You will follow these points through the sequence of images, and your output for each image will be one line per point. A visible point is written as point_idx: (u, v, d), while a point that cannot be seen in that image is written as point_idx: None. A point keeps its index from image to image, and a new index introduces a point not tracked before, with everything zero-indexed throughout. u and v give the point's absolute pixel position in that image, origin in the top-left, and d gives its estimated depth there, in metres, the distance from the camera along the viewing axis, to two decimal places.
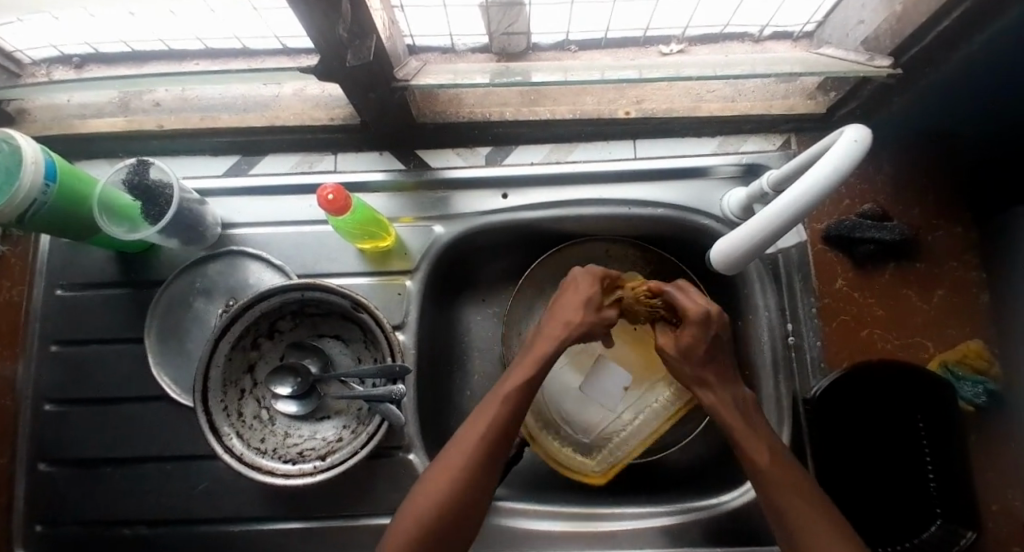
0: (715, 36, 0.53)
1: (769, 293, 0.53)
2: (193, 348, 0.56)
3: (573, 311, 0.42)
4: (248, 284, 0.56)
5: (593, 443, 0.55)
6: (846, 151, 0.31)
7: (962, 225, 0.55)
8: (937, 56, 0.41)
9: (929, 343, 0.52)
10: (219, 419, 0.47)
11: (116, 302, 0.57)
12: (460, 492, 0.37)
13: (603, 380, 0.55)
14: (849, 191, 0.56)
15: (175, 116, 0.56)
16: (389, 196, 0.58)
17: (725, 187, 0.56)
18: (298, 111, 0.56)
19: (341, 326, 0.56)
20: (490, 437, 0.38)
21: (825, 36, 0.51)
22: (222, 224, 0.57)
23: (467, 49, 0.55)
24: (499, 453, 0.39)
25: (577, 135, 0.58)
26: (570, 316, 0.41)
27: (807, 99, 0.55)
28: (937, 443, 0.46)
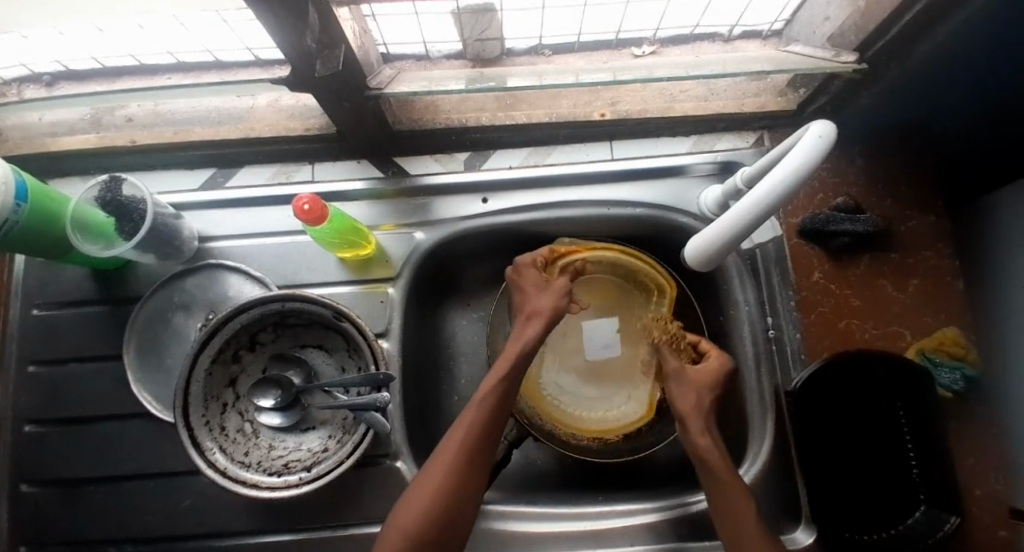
0: (685, 37, 0.53)
1: (748, 287, 0.53)
2: (173, 363, 0.55)
3: (547, 301, 0.48)
4: (228, 297, 0.55)
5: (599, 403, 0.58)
6: (810, 148, 0.32)
7: (935, 214, 0.56)
8: (900, 50, 0.42)
9: (906, 332, 0.53)
10: (201, 434, 0.46)
11: (94, 320, 0.56)
12: (448, 499, 0.38)
13: (592, 335, 0.60)
14: (822, 184, 0.56)
15: (149, 131, 0.56)
16: (368, 204, 0.57)
17: (702, 184, 0.56)
18: (274, 122, 0.56)
19: (323, 335, 0.56)
20: (472, 442, 0.40)
21: (793, 34, 0.52)
22: (200, 237, 0.56)
23: (442, 56, 0.55)
24: (485, 447, 0.41)
25: (554, 137, 0.59)
26: (536, 308, 0.48)
27: (777, 97, 0.56)
28: (917, 428, 0.46)
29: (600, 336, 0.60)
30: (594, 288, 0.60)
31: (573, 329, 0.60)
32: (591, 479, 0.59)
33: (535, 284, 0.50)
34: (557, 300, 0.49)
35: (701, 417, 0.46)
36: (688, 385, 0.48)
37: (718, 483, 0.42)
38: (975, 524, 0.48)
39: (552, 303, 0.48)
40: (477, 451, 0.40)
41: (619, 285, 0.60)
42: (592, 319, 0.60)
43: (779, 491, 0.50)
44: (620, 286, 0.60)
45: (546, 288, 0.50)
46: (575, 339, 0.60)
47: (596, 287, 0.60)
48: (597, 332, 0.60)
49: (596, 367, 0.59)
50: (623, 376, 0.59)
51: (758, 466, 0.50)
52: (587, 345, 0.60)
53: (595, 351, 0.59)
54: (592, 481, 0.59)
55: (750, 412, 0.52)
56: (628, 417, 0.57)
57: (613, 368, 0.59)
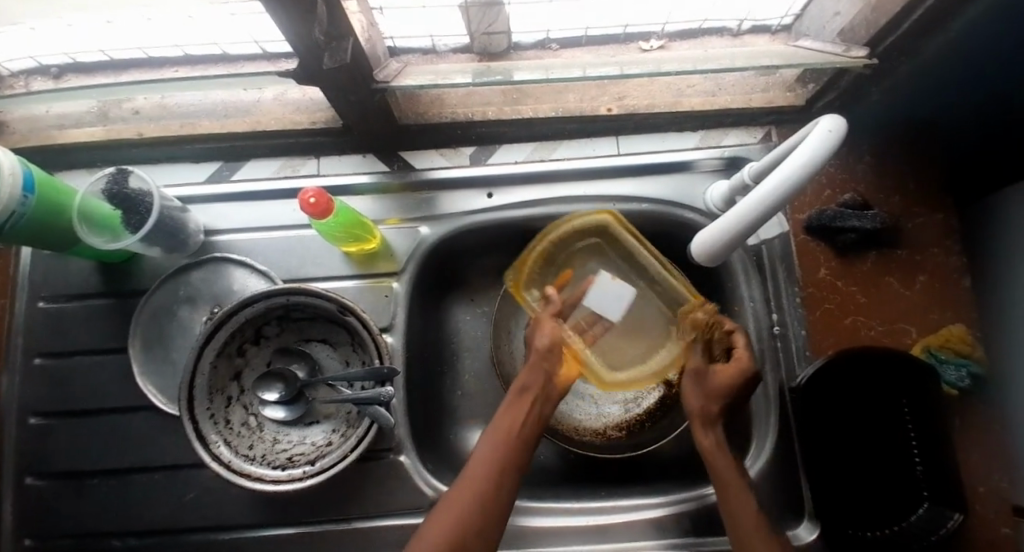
0: (693, 31, 0.53)
1: (754, 283, 0.53)
2: (178, 357, 0.55)
3: (544, 335, 0.49)
4: (232, 290, 0.55)
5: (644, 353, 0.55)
6: (822, 142, 0.32)
7: (943, 212, 0.55)
8: (909, 45, 0.42)
9: (911, 328, 0.53)
10: (206, 427, 0.47)
11: (99, 313, 0.56)
12: (461, 536, 0.37)
13: (600, 298, 0.55)
14: (828, 181, 0.56)
15: (155, 124, 0.56)
16: (373, 198, 0.57)
17: (709, 180, 0.56)
18: (279, 115, 0.56)
19: (328, 330, 0.56)
20: (486, 478, 0.40)
21: (801, 29, 0.52)
22: (205, 231, 0.57)
23: (448, 50, 0.55)
24: (509, 481, 0.41)
25: (560, 132, 0.58)
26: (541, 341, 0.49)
27: (785, 92, 0.56)
28: (921, 425, 0.46)
29: (605, 294, 0.55)
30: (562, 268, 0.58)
31: (587, 315, 0.55)
32: (593, 474, 0.58)
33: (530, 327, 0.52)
34: (555, 334, 0.49)
35: (705, 422, 0.45)
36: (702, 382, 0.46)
37: (725, 491, 0.42)
38: (979, 522, 0.48)
39: (556, 336, 0.49)
40: (495, 484, 0.40)
41: (580, 253, 0.58)
42: (587, 296, 0.55)
43: (783, 489, 0.50)
44: (586, 247, 0.58)
45: (538, 322, 0.51)
46: (591, 320, 0.55)
47: (564, 258, 0.58)
48: (600, 296, 0.55)
49: (621, 325, 0.56)
50: (648, 313, 0.57)
51: (762, 463, 0.50)
52: (608, 317, 0.55)
53: (615, 312, 0.55)
54: (594, 477, 0.58)
55: (754, 408, 0.52)
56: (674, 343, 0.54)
57: (638, 314, 0.56)
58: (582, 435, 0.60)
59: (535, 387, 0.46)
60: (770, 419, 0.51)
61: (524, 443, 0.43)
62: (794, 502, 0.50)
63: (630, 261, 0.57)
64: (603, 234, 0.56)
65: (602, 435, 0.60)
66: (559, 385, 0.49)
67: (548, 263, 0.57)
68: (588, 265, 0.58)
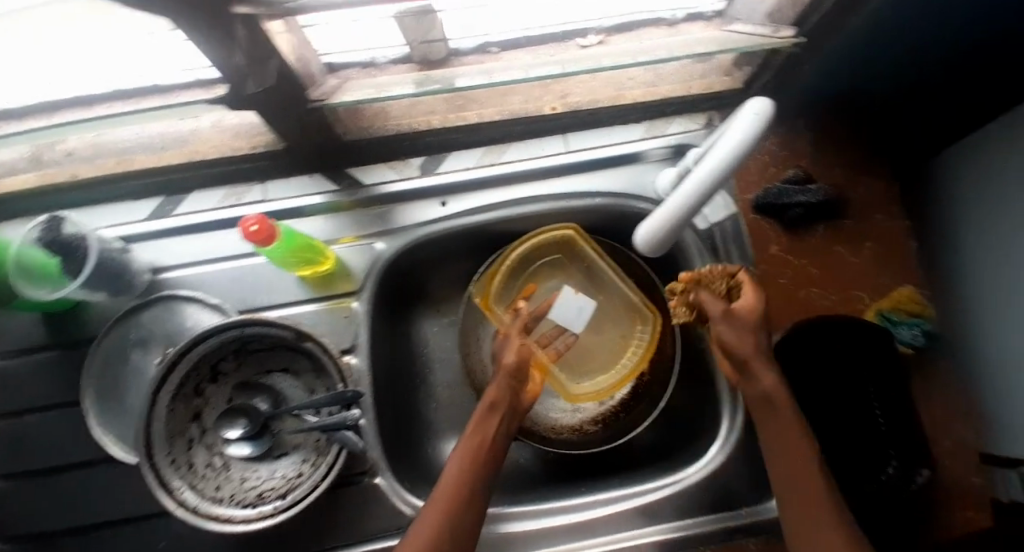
0: (631, 24, 0.53)
1: (710, 265, 0.54)
2: (135, 403, 0.53)
3: (512, 351, 0.50)
4: (185, 327, 0.53)
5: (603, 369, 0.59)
6: (746, 125, 0.33)
7: (881, 178, 0.56)
8: (834, 23, 0.43)
9: (864, 294, 0.54)
10: (168, 473, 0.45)
11: (49, 366, 0.54)
12: None
13: (565, 311, 0.58)
14: (772, 158, 0.56)
15: (89, 164, 0.53)
16: (326, 218, 0.56)
17: (658, 169, 0.57)
18: (217, 142, 0.53)
19: (287, 357, 0.54)
20: (456, 488, 0.40)
21: (734, 13, 0.53)
22: (151, 269, 0.55)
23: (389, 61, 0.54)
24: (479, 491, 0.41)
25: (509, 134, 0.57)
26: (506, 360, 0.49)
27: (724, 76, 0.56)
28: (884, 385, 0.47)
29: (568, 308, 0.58)
30: (525, 283, 0.62)
31: (551, 327, 0.58)
32: (574, 471, 0.59)
33: (498, 341, 0.54)
34: (521, 351, 0.50)
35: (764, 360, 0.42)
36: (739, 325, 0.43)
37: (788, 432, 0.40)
38: (951, 474, 0.49)
39: (520, 351, 0.50)
40: (466, 498, 0.39)
41: (544, 269, 0.63)
42: (552, 310, 0.58)
43: (757, 466, 0.50)
44: (556, 266, 0.63)
45: (508, 337, 0.52)
46: (555, 332, 0.58)
47: (530, 273, 0.62)
48: (564, 311, 0.58)
49: (584, 338, 0.60)
50: (604, 328, 0.61)
51: (735, 437, 0.51)
52: (573, 330, 0.58)
53: (578, 325, 0.58)
54: (575, 475, 0.58)
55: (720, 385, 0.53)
56: (633, 360, 0.58)
57: (598, 324, 0.61)
58: (559, 431, 0.60)
59: (503, 401, 0.46)
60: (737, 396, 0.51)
61: (494, 453, 0.43)
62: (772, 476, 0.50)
63: (590, 275, 0.62)
64: (563, 251, 0.61)
65: (579, 431, 0.61)
66: (524, 401, 0.49)
67: (512, 278, 0.61)
68: (549, 282, 0.63)
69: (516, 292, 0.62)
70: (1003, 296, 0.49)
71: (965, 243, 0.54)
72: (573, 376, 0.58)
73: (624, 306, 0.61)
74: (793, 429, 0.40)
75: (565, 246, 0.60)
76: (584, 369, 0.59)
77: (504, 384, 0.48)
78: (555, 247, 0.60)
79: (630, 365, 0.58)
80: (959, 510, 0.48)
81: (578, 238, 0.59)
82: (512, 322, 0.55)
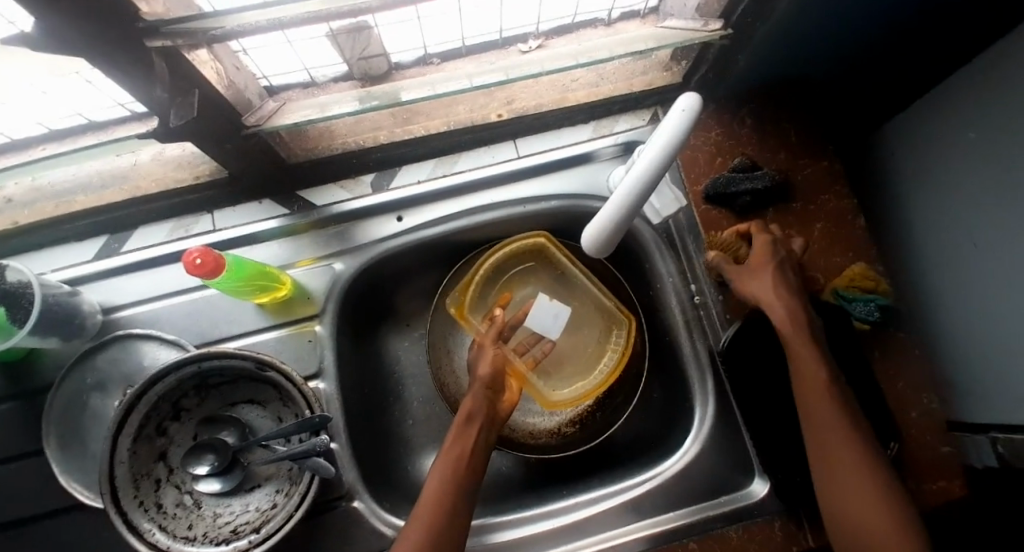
0: (567, 27, 0.54)
1: (669, 259, 0.55)
2: (97, 448, 0.52)
3: (486, 362, 0.51)
4: (142, 367, 0.52)
5: (582, 373, 0.59)
6: (676, 122, 0.33)
7: (827, 158, 0.56)
8: (758, 13, 0.44)
9: (819, 275, 0.54)
10: (137, 517, 0.44)
11: (3, 420, 0.52)
12: None
13: (540, 318, 0.59)
14: (716, 149, 0.56)
15: (28, 210, 0.51)
16: (280, 243, 0.55)
17: (610, 167, 0.57)
18: (160, 176, 0.52)
19: (252, 388, 0.53)
20: (439, 503, 0.40)
21: (667, 9, 0.54)
22: (102, 310, 0.53)
23: (330, 80, 0.54)
24: (461, 503, 0.41)
25: (459, 144, 0.57)
26: (481, 372, 0.50)
27: (664, 71, 0.56)
28: (846, 368, 0.50)
29: (544, 314, 0.59)
30: (498, 293, 0.62)
31: (528, 335, 0.59)
32: (556, 476, 0.59)
33: (474, 351, 0.54)
34: (495, 360, 0.51)
35: (773, 295, 0.47)
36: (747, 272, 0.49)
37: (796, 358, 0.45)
38: (915, 442, 0.49)
39: (494, 362, 0.51)
40: (447, 511, 0.40)
41: (518, 278, 0.63)
42: (529, 317, 0.59)
43: (730, 452, 0.51)
44: (523, 271, 0.62)
45: (483, 346, 0.53)
46: (532, 340, 0.59)
47: (500, 282, 0.62)
48: (540, 317, 0.59)
49: (560, 343, 0.60)
50: (580, 334, 0.61)
51: (707, 428, 0.52)
52: (549, 336, 0.59)
53: (554, 331, 0.59)
54: (556, 478, 0.59)
55: (689, 372, 0.54)
56: (608, 364, 0.58)
57: (573, 329, 0.61)
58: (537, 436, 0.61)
59: (479, 413, 0.46)
60: (706, 384, 0.52)
61: (474, 465, 0.43)
62: (745, 460, 0.51)
63: (561, 282, 0.62)
64: (535, 256, 0.61)
65: (557, 434, 0.61)
66: (502, 411, 0.49)
67: (485, 286, 0.61)
68: (522, 291, 0.63)
69: (492, 300, 0.61)
70: (952, 264, 0.51)
71: (911, 215, 0.56)
72: (553, 384, 0.58)
73: (594, 308, 0.61)
74: (813, 370, 0.43)
75: (531, 253, 0.61)
76: (561, 375, 0.59)
77: (479, 392, 0.48)
78: (519, 253, 0.60)
79: (607, 370, 0.57)
80: (932, 481, 0.48)
81: (548, 242, 0.58)
82: (488, 331, 0.55)
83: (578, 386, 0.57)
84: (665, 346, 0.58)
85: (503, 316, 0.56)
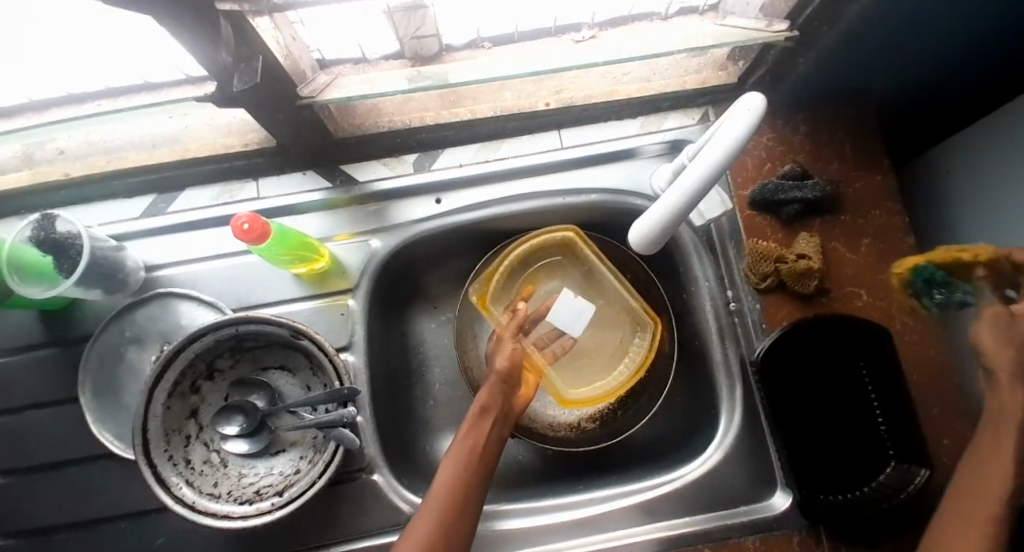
0: (623, 19, 0.53)
1: (705, 260, 0.55)
2: (131, 400, 0.53)
3: (503, 355, 0.50)
4: (180, 325, 0.53)
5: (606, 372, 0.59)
6: (742, 121, 0.33)
7: (879, 173, 0.55)
8: (826, 18, 0.42)
9: (861, 291, 0.52)
10: (165, 470, 0.45)
11: (44, 364, 0.54)
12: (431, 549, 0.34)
13: (563, 314, 0.58)
14: (767, 154, 0.55)
15: (82, 162, 0.53)
16: (321, 215, 0.56)
17: (654, 165, 0.57)
18: (209, 141, 0.53)
19: (284, 355, 0.54)
20: (451, 492, 0.38)
21: (727, 7, 0.52)
22: (145, 267, 0.55)
23: (380, 58, 0.54)
24: (474, 494, 0.39)
25: (503, 131, 0.57)
26: (501, 365, 0.49)
27: (718, 71, 0.56)
28: (882, 387, 0.47)
29: (567, 311, 0.58)
30: (522, 286, 0.61)
31: (550, 330, 0.59)
32: (572, 469, 0.59)
33: (493, 343, 0.54)
34: (513, 354, 0.50)
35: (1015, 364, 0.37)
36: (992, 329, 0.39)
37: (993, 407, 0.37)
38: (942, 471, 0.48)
39: (512, 355, 0.50)
40: (461, 499, 0.38)
41: (543, 270, 0.62)
42: (551, 313, 0.58)
43: (752, 463, 0.51)
44: (552, 264, 0.62)
45: (502, 338, 0.52)
46: (553, 335, 0.59)
47: (528, 272, 0.62)
48: (563, 313, 0.58)
49: (583, 342, 0.60)
50: (604, 333, 0.61)
51: (731, 439, 0.51)
52: (572, 333, 0.58)
53: (577, 328, 0.58)
54: (572, 471, 0.59)
55: (719, 385, 0.53)
56: (631, 366, 0.58)
57: (597, 326, 0.61)
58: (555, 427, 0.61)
59: (495, 406, 0.45)
60: (734, 393, 0.52)
61: (488, 457, 0.42)
62: (767, 472, 0.51)
63: (588, 277, 0.62)
64: (564, 252, 0.61)
65: (576, 428, 0.61)
66: (516, 407, 0.48)
67: (511, 278, 0.61)
68: (547, 284, 0.62)
69: (515, 292, 0.61)
70: None
71: (962, 238, 0.54)
72: (574, 382, 0.58)
73: (624, 308, 0.60)
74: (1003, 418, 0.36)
75: (563, 244, 0.60)
76: (584, 373, 0.59)
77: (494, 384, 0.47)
78: (549, 245, 0.60)
79: (631, 372, 0.57)
80: None
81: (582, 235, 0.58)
82: (508, 324, 0.55)
83: (600, 385, 0.58)
84: (695, 351, 0.58)
85: (525, 309, 0.56)
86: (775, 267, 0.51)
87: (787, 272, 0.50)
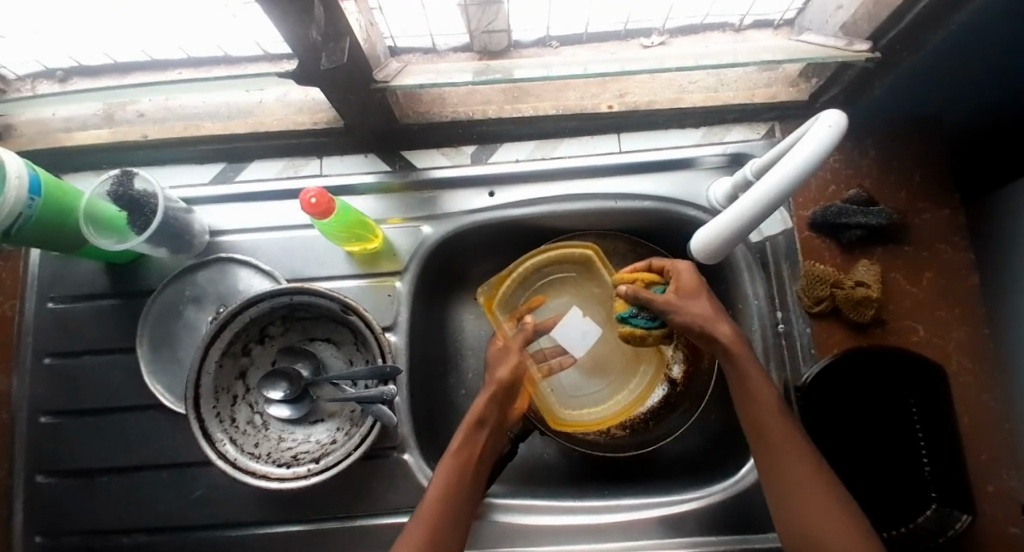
0: (695, 27, 0.53)
1: (758, 280, 0.53)
2: (184, 356, 0.56)
3: (506, 367, 0.47)
4: (237, 290, 0.56)
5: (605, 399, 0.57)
6: (820, 139, 0.32)
7: (949, 206, 0.53)
8: (914, 41, 0.41)
9: (920, 326, 0.51)
10: (212, 426, 0.47)
11: (106, 314, 0.57)
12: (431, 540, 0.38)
13: (567, 333, 0.56)
14: (833, 176, 0.54)
15: (159, 126, 0.56)
16: (376, 197, 0.57)
17: (712, 177, 0.56)
18: (281, 116, 0.55)
19: (331, 329, 0.56)
20: (443, 490, 0.41)
21: (805, 23, 0.51)
22: (209, 232, 0.57)
23: (449, 49, 0.55)
24: (468, 486, 0.42)
25: (562, 130, 0.58)
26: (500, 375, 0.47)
27: (789, 87, 0.54)
28: (930, 428, 0.45)
29: (572, 330, 0.56)
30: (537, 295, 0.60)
31: (552, 346, 0.57)
32: (596, 473, 0.59)
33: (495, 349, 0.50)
34: (516, 367, 0.48)
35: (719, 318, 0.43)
36: (685, 306, 0.43)
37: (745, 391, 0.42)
38: (985, 521, 0.46)
39: (515, 369, 0.47)
40: (455, 494, 0.41)
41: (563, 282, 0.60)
42: (557, 328, 0.56)
43: None
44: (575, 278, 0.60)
45: (506, 349, 0.49)
46: (554, 351, 0.57)
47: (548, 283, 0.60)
48: (567, 331, 0.56)
49: (584, 360, 0.57)
50: (613, 358, 0.58)
51: None
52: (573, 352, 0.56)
53: (579, 348, 0.56)
54: (595, 475, 0.59)
55: None
56: (626, 402, 0.57)
57: (606, 350, 0.58)
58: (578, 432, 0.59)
59: (491, 420, 0.45)
60: None
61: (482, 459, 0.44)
62: None
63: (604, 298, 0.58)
64: (585, 267, 0.59)
65: (605, 433, 0.61)
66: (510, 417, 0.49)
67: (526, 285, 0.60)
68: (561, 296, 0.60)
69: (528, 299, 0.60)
70: None
71: None
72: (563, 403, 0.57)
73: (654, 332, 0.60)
74: (763, 391, 0.41)
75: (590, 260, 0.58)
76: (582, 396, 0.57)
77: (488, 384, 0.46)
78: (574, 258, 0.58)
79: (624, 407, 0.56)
80: None
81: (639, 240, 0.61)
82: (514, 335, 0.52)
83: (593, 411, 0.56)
84: None
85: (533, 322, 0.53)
86: (830, 291, 0.50)
87: (843, 299, 0.50)
